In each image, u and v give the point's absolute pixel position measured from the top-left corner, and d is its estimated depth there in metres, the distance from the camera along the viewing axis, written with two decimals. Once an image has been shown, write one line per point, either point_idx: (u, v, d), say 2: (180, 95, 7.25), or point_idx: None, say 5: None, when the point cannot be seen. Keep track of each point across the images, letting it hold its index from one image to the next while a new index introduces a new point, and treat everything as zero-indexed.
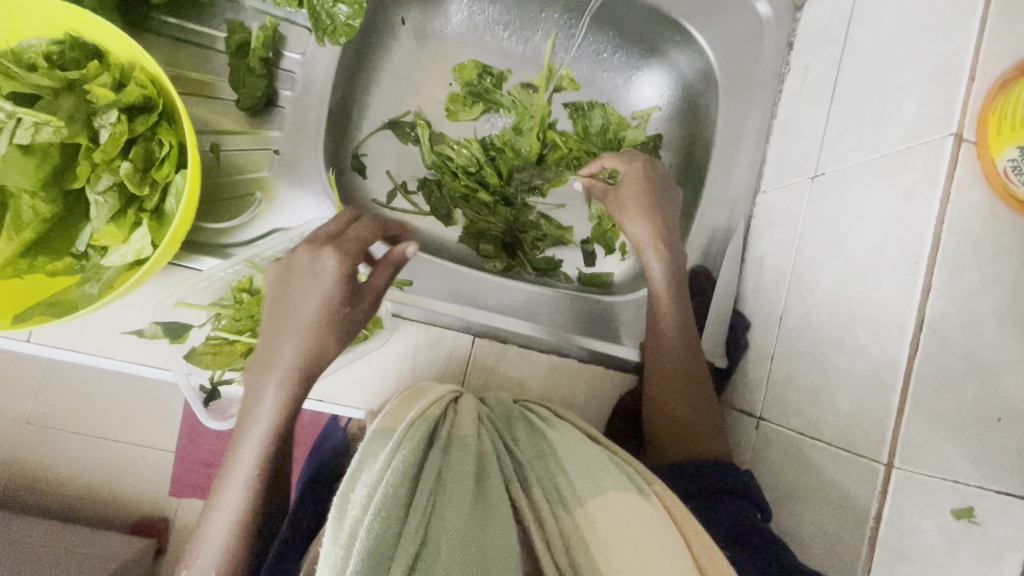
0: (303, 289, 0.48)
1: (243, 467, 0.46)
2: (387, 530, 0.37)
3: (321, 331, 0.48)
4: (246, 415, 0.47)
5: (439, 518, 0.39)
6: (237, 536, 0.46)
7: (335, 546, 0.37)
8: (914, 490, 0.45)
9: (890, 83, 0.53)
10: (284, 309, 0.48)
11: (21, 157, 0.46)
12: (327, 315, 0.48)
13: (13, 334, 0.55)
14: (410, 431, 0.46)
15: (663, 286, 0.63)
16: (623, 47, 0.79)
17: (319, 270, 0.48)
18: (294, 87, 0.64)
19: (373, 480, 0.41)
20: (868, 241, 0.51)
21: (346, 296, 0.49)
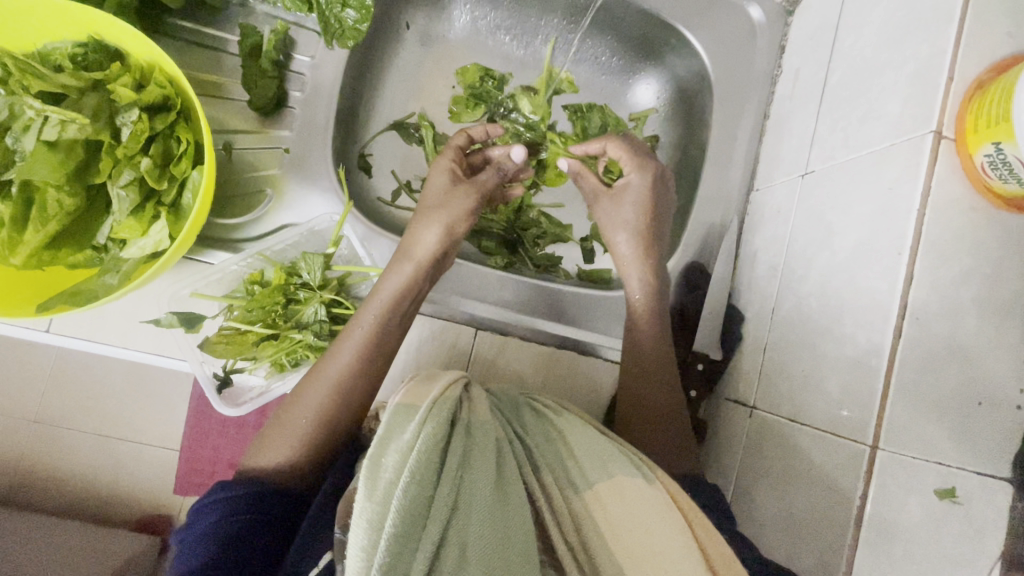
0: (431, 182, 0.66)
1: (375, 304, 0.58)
2: (419, 498, 0.40)
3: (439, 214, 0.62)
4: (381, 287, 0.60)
5: (466, 490, 0.42)
6: (358, 356, 0.55)
7: (371, 503, 0.39)
8: (899, 472, 0.46)
9: (875, 84, 0.55)
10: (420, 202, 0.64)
11: (47, 152, 0.48)
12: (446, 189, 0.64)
13: (34, 323, 0.58)
14: (436, 408, 0.47)
15: (641, 303, 0.65)
16: (620, 51, 0.82)
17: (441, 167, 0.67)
18: (303, 89, 0.66)
19: (404, 448, 0.43)
20: (854, 234, 0.53)
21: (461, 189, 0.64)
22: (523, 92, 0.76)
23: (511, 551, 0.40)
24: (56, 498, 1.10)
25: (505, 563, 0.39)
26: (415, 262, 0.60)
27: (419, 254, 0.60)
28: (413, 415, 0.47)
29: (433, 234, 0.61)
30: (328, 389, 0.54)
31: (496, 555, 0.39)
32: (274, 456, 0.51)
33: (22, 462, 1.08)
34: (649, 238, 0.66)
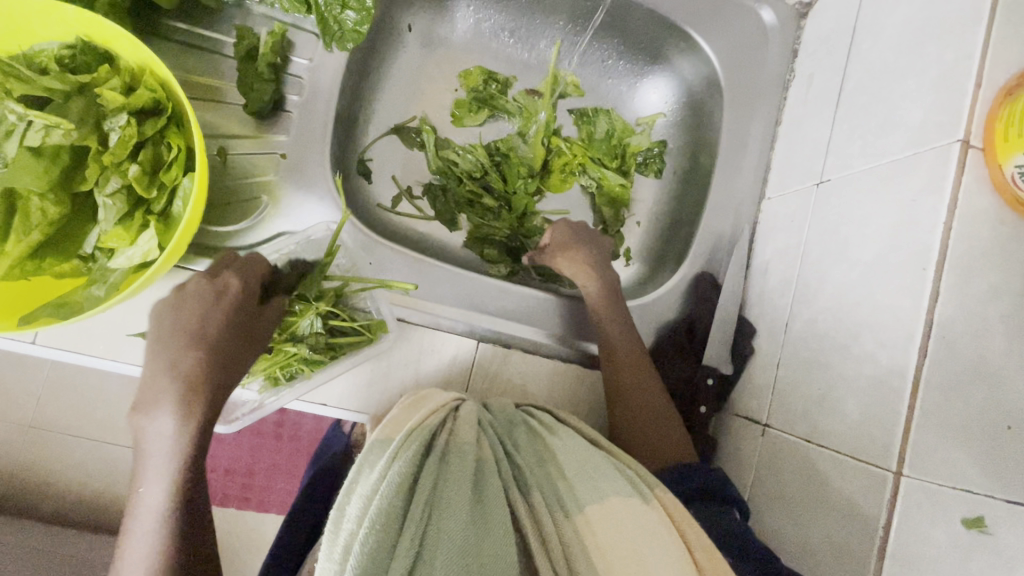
0: (195, 309, 0.50)
1: (159, 479, 0.45)
2: (383, 542, 0.37)
3: (210, 358, 0.48)
4: (144, 460, 0.46)
5: (437, 528, 0.39)
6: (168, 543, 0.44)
7: (330, 561, 0.37)
8: (924, 499, 0.44)
9: (895, 90, 0.53)
10: (169, 343, 0.48)
11: (31, 159, 0.46)
12: (225, 319, 0.50)
13: (18, 336, 0.55)
14: (406, 443, 0.46)
15: (597, 305, 0.65)
16: (627, 54, 0.80)
17: (215, 290, 0.51)
18: (301, 92, 0.64)
19: (369, 490, 0.42)
20: (873, 247, 0.51)
21: (237, 318, 0.51)
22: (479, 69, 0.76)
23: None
24: (48, 506, 1.07)
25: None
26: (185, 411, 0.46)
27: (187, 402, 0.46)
28: (386, 449, 0.47)
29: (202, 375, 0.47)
30: None
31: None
32: None
33: (15, 469, 1.06)
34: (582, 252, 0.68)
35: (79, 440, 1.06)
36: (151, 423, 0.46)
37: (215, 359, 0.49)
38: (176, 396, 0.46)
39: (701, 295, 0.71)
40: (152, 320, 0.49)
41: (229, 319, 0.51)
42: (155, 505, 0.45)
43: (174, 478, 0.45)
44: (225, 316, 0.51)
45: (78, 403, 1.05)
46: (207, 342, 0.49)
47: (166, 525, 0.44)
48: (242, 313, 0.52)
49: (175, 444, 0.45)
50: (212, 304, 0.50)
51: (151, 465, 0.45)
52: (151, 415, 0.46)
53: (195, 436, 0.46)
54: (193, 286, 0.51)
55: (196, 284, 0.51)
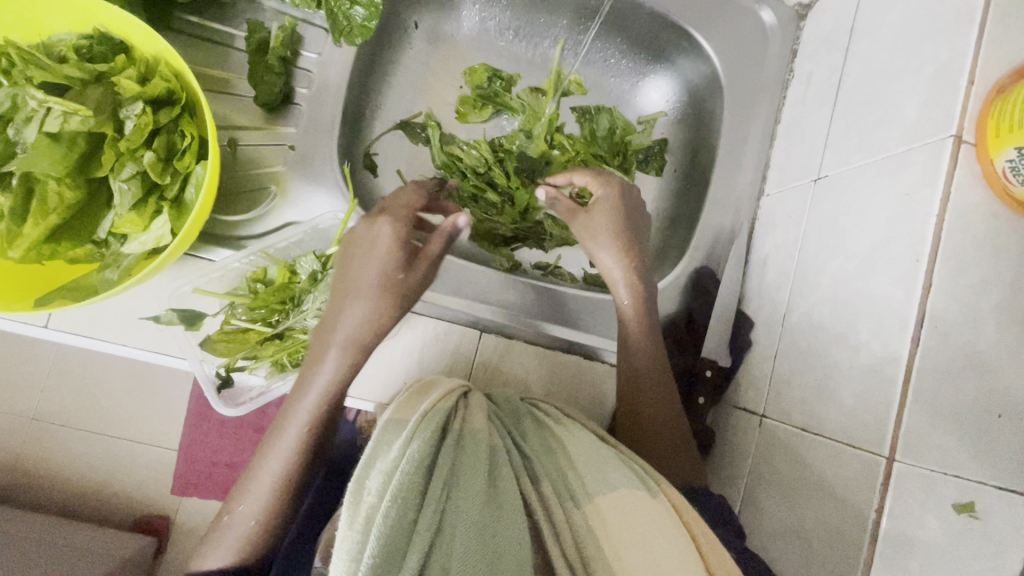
0: (365, 254, 0.55)
1: (311, 398, 0.51)
2: (403, 517, 0.39)
3: (375, 303, 0.53)
4: (308, 372, 0.53)
5: (454, 507, 0.41)
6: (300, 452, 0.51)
7: (352, 531, 0.39)
8: (917, 483, 0.45)
9: (890, 88, 0.54)
10: (346, 279, 0.54)
11: (49, 144, 0.47)
12: (388, 272, 0.54)
13: (32, 318, 0.56)
14: (423, 422, 0.47)
15: (634, 326, 0.63)
16: (629, 53, 0.81)
17: (378, 237, 0.55)
18: (310, 86, 0.66)
19: (389, 467, 0.43)
20: (868, 240, 0.52)
21: (402, 263, 0.55)
22: (485, 66, 0.78)
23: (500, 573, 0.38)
24: (53, 497, 1.09)
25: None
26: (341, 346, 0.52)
27: (352, 338, 0.53)
28: (402, 428, 0.47)
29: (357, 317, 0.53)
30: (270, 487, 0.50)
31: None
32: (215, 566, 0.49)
33: (19, 460, 1.07)
34: (627, 246, 0.65)
35: (81, 432, 1.07)
36: (320, 350, 0.53)
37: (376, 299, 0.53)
38: (347, 331, 0.53)
39: (700, 288, 0.72)
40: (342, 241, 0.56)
41: (391, 267, 0.54)
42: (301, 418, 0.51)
43: (324, 399, 0.52)
44: (393, 260, 0.55)
45: (81, 395, 1.06)
46: (371, 282, 0.54)
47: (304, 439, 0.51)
48: (411, 259, 0.56)
49: (333, 373, 0.52)
50: (379, 246, 0.55)
51: (311, 380, 0.52)
52: (327, 331, 0.54)
53: (348, 374, 0.53)
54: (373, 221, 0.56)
55: (368, 226, 0.56)
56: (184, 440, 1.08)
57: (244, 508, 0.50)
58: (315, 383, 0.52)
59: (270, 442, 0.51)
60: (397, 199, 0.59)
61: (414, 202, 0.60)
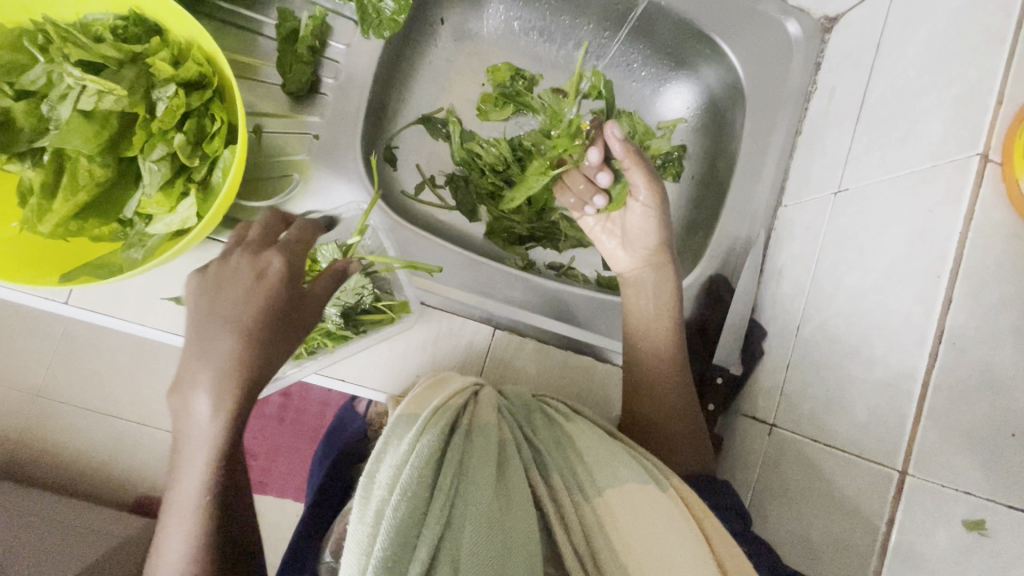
0: (236, 291, 0.43)
1: (194, 468, 0.40)
2: (413, 510, 0.39)
3: (249, 344, 0.41)
4: (183, 446, 0.41)
5: (463, 500, 0.41)
6: (203, 525, 0.40)
7: (363, 524, 0.39)
8: (929, 499, 0.45)
9: (917, 105, 0.54)
10: (210, 323, 0.41)
11: (83, 122, 0.47)
12: (268, 312, 0.43)
13: (53, 294, 0.56)
14: (433, 418, 0.47)
15: (666, 324, 0.64)
16: (652, 59, 0.81)
17: (260, 270, 0.44)
18: (337, 76, 0.66)
19: (398, 461, 0.43)
20: (889, 255, 0.53)
21: (285, 299, 0.44)
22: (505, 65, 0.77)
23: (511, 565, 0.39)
24: (52, 473, 1.08)
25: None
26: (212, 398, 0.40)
27: (220, 384, 0.40)
28: (413, 424, 0.48)
29: (218, 369, 0.40)
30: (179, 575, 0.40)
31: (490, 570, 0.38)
32: None
33: (23, 435, 1.07)
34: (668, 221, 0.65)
35: (86, 411, 1.07)
36: (185, 415, 0.40)
37: (251, 355, 0.41)
38: (214, 379, 0.40)
39: (714, 296, 0.72)
40: (189, 293, 0.42)
41: (274, 306, 0.43)
42: (185, 507, 0.41)
43: (213, 465, 0.40)
44: (278, 294, 0.44)
45: (89, 374, 1.07)
46: (242, 336, 0.41)
47: (197, 531, 0.40)
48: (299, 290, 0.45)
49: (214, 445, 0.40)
50: (250, 283, 0.43)
51: (189, 452, 0.40)
52: (189, 399, 0.40)
53: (234, 422, 0.40)
54: (237, 261, 0.44)
55: (244, 258, 0.44)
56: None
57: None
58: (194, 444, 0.40)
59: (166, 522, 0.41)
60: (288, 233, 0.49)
61: (307, 234, 0.50)
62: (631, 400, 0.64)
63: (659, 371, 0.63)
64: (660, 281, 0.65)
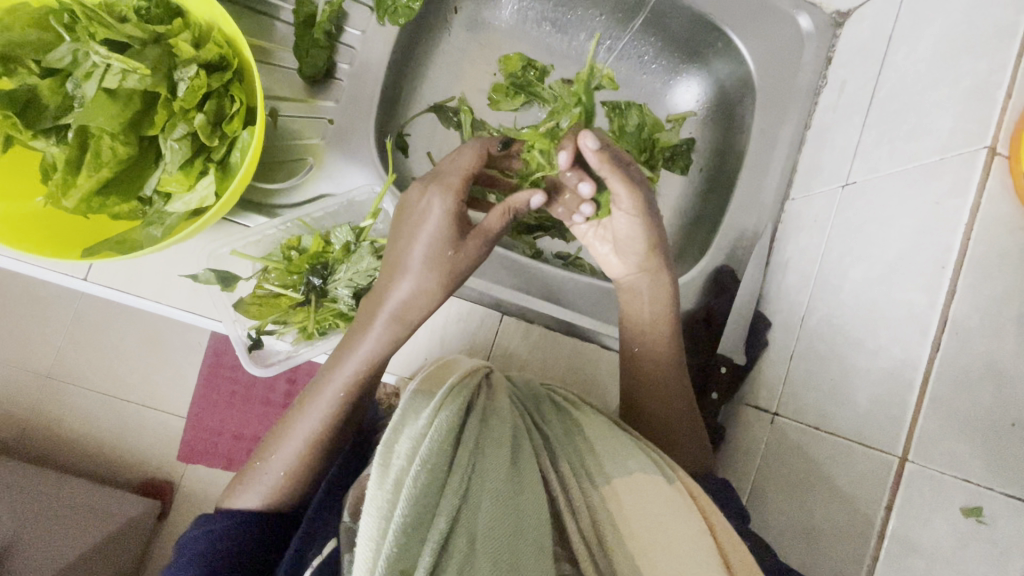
0: (413, 228, 0.49)
1: (352, 363, 0.51)
2: (431, 484, 0.41)
3: (416, 281, 0.49)
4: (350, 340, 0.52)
5: (479, 477, 0.42)
6: (340, 410, 0.52)
7: (382, 491, 0.41)
8: (927, 485, 0.46)
9: (926, 99, 0.55)
10: (393, 253, 0.50)
11: (107, 100, 0.49)
12: (431, 256, 0.48)
13: (72, 270, 0.57)
14: (450, 396, 0.47)
15: (668, 314, 0.63)
16: (664, 52, 0.82)
17: (427, 211, 0.48)
18: (352, 62, 0.67)
19: (417, 434, 0.44)
20: (894, 247, 0.53)
21: (454, 242, 0.49)
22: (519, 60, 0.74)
23: (523, 542, 0.40)
24: (62, 452, 1.10)
25: (516, 553, 0.39)
26: (383, 315, 0.50)
27: (390, 305, 0.50)
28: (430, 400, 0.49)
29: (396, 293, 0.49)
30: (304, 438, 0.52)
31: (504, 543, 0.39)
32: (245, 504, 0.52)
33: (35, 414, 1.09)
34: (659, 224, 0.59)
35: (95, 392, 1.09)
36: (361, 322, 0.52)
37: (419, 291, 0.49)
38: (393, 300, 0.50)
39: (720, 286, 0.73)
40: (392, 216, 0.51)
41: (442, 252, 0.48)
42: (333, 390, 0.52)
43: (368, 365, 0.51)
44: (446, 235, 0.48)
45: (99, 355, 1.08)
46: (414, 275, 0.49)
47: (335, 412, 0.52)
48: (469, 236, 0.49)
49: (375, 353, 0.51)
50: (422, 225, 0.48)
51: (352, 347, 0.51)
52: (371, 304, 0.51)
53: (391, 342, 0.52)
54: (414, 197, 0.49)
55: (416, 194, 0.49)
56: (192, 407, 1.09)
57: (274, 460, 0.52)
58: (356, 344, 0.51)
59: (308, 397, 0.53)
60: (451, 164, 0.50)
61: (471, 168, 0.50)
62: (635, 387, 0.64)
63: (665, 359, 0.63)
64: (657, 279, 0.62)
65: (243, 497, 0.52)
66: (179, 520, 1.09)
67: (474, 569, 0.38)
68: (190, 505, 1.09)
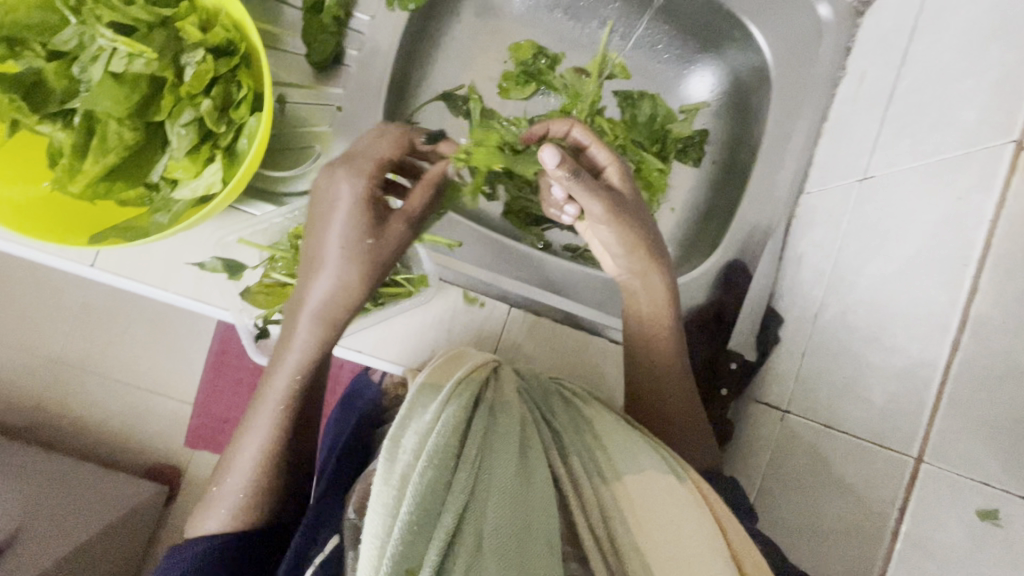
0: (327, 223, 0.50)
1: (287, 368, 0.52)
2: (439, 479, 0.40)
3: (336, 272, 0.50)
4: (281, 348, 0.52)
5: (486, 473, 0.42)
6: (285, 415, 0.52)
7: (388, 487, 0.40)
8: (942, 486, 0.44)
9: (951, 90, 0.53)
10: (310, 252, 0.51)
11: (114, 84, 0.48)
12: (349, 246, 0.49)
13: (78, 257, 0.57)
14: (458, 390, 0.48)
15: (664, 303, 0.63)
16: (678, 40, 0.80)
17: (338, 203, 0.50)
18: (361, 48, 0.66)
19: (424, 429, 0.44)
20: (913, 243, 0.52)
21: (370, 229, 0.50)
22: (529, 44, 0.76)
23: (532, 540, 0.39)
24: (70, 438, 1.11)
25: (524, 552, 0.39)
26: (309, 315, 0.51)
27: (313, 303, 0.50)
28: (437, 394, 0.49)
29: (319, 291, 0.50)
30: (257, 452, 0.52)
31: (512, 541, 0.39)
32: (209, 531, 0.51)
33: (44, 399, 1.10)
34: (639, 225, 0.60)
35: (103, 378, 1.09)
36: (289, 328, 0.52)
37: (342, 284, 0.50)
38: (318, 300, 0.50)
39: (731, 281, 0.72)
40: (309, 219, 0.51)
41: (359, 237, 0.49)
42: (274, 396, 0.52)
43: (302, 366, 0.52)
44: (360, 222, 0.49)
45: (107, 342, 1.09)
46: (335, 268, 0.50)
47: (281, 418, 0.52)
48: (384, 222, 0.51)
49: (312, 346, 0.51)
50: (336, 217, 0.49)
51: (286, 351, 0.52)
52: (297, 311, 0.51)
53: (325, 340, 0.52)
54: (321, 191, 0.50)
55: (326, 181, 0.51)
56: (200, 394, 1.09)
57: (230, 481, 0.52)
58: (287, 349, 0.51)
59: (253, 411, 0.53)
60: (362, 152, 0.52)
61: (385, 158, 0.52)
62: (638, 382, 0.64)
63: (673, 355, 0.63)
64: (645, 279, 0.62)
65: (205, 524, 0.51)
66: (186, 506, 1.10)
67: (481, 569, 0.37)
68: (197, 491, 1.10)
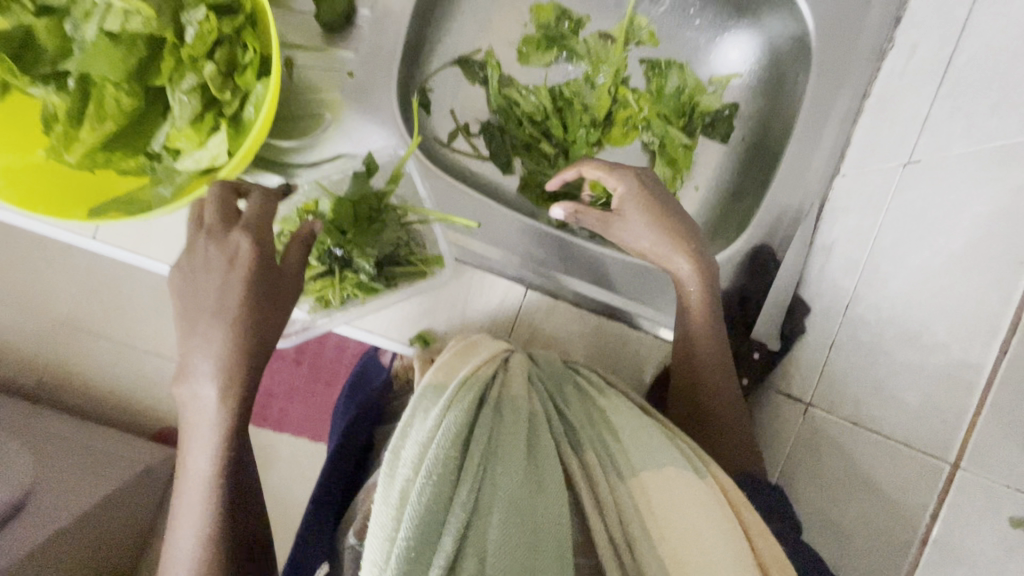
0: (213, 283, 0.45)
1: (202, 451, 0.44)
2: (440, 492, 0.39)
3: (235, 329, 0.44)
4: (188, 431, 0.45)
5: (490, 482, 0.40)
6: (216, 498, 0.44)
7: (387, 506, 0.39)
8: (979, 494, 0.42)
9: (1016, 69, 0.49)
10: (199, 311, 0.45)
11: (110, 44, 0.45)
12: (248, 304, 0.45)
13: (80, 228, 0.55)
14: (461, 392, 0.46)
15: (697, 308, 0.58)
16: (712, 5, 0.75)
17: (229, 259, 0.45)
18: (373, 8, 0.62)
19: (425, 438, 0.42)
20: (961, 237, 0.49)
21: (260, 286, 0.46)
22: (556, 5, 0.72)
23: (541, 552, 0.38)
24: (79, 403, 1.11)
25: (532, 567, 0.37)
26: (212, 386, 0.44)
27: (214, 373, 0.44)
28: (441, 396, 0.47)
29: (211, 356, 0.44)
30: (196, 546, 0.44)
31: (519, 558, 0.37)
32: None
33: (49, 365, 1.09)
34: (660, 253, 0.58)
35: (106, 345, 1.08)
36: (194, 404, 0.45)
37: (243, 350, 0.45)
38: (217, 367, 0.44)
39: (758, 267, 0.69)
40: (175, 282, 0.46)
41: (251, 288, 0.46)
42: (199, 480, 0.44)
43: (217, 446, 0.44)
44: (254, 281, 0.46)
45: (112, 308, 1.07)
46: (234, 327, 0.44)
47: (212, 500, 0.44)
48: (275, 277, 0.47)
49: (217, 420, 0.44)
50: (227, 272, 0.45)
51: (195, 433, 0.44)
52: (192, 388, 0.44)
53: (239, 405, 0.45)
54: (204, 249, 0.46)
55: (217, 240, 0.46)
56: None
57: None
58: (198, 424, 0.44)
59: (179, 501, 0.45)
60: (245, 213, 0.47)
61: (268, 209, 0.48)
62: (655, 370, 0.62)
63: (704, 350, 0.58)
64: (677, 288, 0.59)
65: None
66: None
67: None
68: None
